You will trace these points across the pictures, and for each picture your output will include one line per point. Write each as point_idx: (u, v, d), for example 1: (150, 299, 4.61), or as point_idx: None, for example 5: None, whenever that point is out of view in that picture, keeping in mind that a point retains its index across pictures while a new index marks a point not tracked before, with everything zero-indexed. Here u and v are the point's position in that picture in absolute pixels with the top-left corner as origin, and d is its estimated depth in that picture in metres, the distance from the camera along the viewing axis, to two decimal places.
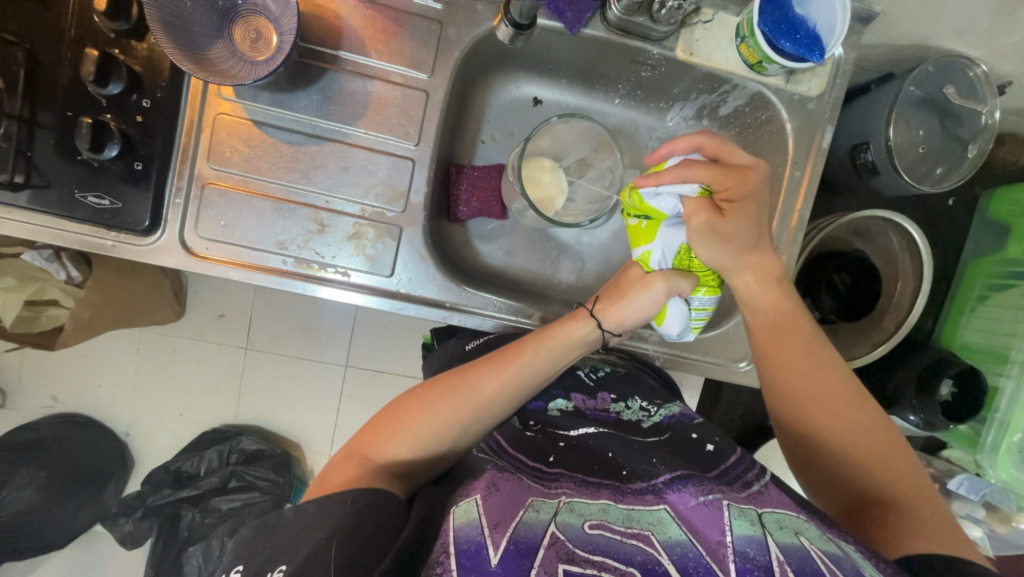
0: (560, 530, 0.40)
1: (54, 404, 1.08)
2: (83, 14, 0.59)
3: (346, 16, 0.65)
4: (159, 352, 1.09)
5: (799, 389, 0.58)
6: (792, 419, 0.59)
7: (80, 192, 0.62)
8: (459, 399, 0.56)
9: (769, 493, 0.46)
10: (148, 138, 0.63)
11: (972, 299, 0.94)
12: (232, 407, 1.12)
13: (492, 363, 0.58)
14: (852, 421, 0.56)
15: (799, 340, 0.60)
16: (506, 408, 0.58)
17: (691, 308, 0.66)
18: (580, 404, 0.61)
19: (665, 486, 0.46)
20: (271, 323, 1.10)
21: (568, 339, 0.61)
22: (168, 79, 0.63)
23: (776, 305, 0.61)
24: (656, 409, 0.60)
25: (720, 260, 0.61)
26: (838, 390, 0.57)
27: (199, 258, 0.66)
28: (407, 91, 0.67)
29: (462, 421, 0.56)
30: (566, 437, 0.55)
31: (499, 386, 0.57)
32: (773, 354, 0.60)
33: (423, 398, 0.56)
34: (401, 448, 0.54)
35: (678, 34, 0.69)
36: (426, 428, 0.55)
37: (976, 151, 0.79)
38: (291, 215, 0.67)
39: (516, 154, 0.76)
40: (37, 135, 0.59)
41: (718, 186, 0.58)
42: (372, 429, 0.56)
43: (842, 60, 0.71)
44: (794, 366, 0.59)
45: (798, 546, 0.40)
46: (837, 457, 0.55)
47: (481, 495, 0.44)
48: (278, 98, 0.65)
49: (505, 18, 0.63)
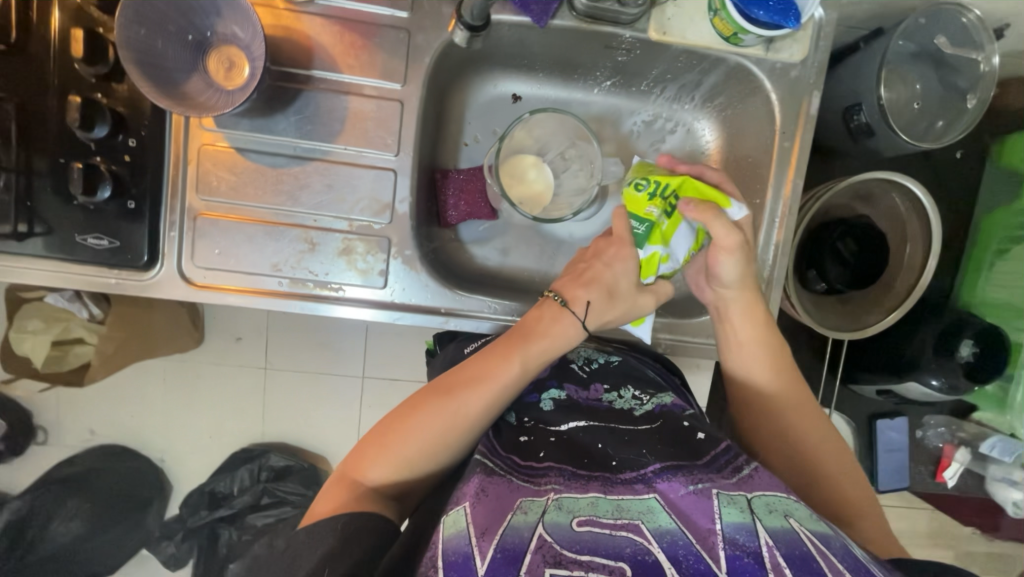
0: (547, 532, 0.40)
1: (92, 436, 1.13)
2: (64, 61, 0.61)
3: (315, 35, 0.66)
4: (179, 380, 1.12)
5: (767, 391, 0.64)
6: (760, 419, 0.64)
7: (81, 234, 0.64)
8: (443, 417, 0.54)
9: (758, 476, 0.46)
10: (139, 176, 0.65)
11: (991, 254, 0.91)
12: (257, 427, 1.15)
13: (476, 381, 0.56)
14: (810, 420, 0.63)
15: (776, 354, 0.65)
16: (496, 420, 0.57)
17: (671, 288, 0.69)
18: (572, 394, 0.59)
19: (655, 475, 0.46)
20: (286, 344, 1.13)
21: (545, 342, 0.59)
22: (151, 118, 0.64)
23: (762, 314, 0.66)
24: (648, 399, 0.58)
25: (743, 276, 0.64)
26: (800, 391, 0.64)
27: (198, 287, 0.68)
28: (382, 102, 0.68)
29: (449, 440, 0.55)
30: (557, 433, 0.54)
31: (487, 403, 0.55)
32: (758, 366, 0.65)
33: (406, 418, 0.55)
34: (390, 469, 0.54)
35: (650, 14, 0.67)
36: (416, 450, 0.54)
37: (977, 100, 0.75)
38: (282, 237, 0.68)
39: (492, 154, 0.76)
40: (35, 184, 0.62)
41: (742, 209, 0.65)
42: (357, 453, 0.55)
43: (823, 21, 0.68)
44: (767, 371, 0.65)
45: (786, 528, 0.41)
46: (795, 452, 0.62)
47: (469, 503, 0.44)
48: (258, 123, 0.67)
49: (460, 22, 0.61)
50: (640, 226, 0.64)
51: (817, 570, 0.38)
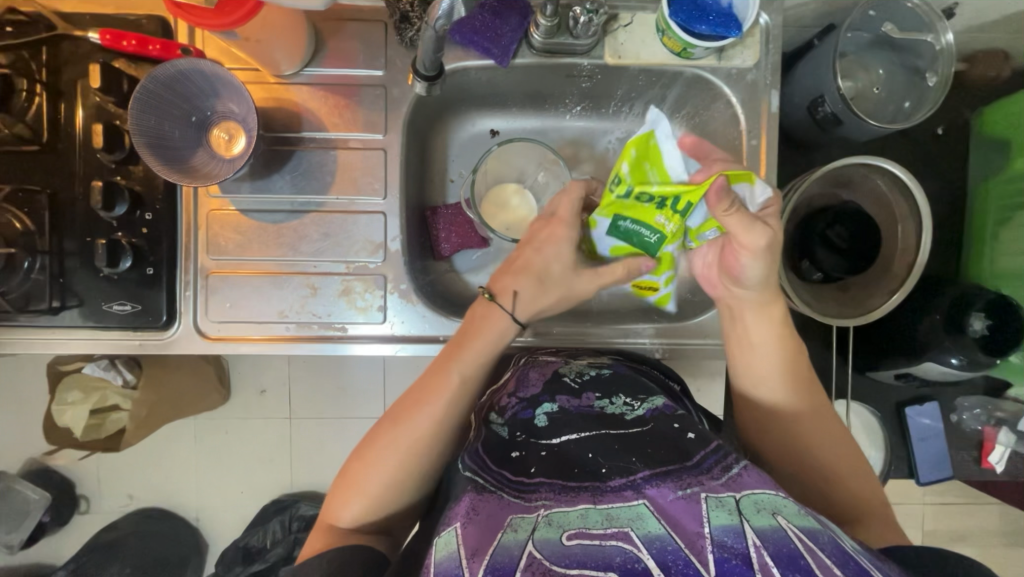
0: (537, 549, 0.41)
1: (131, 501, 1.17)
2: (88, 152, 0.69)
3: (303, 101, 0.73)
4: (206, 435, 1.17)
5: (778, 400, 0.64)
6: (771, 428, 0.64)
7: (107, 302, 0.70)
8: (393, 441, 0.59)
9: (748, 475, 0.46)
10: (155, 245, 0.71)
11: (991, 224, 0.89)
12: (286, 475, 1.18)
13: (416, 403, 0.60)
14: (823, 426, 0.62)
15: (791, 363, 0.64)
16: (445, 434, 0.60)
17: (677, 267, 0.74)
18: (564, 404, 0.59)
19: (644, 482, 0.46)
20: (309, 390, 1.17)
21: (474, 348, 0.63)
22: (163, 192, 0.71)
23: (774, 319, 0.64)
24: (639, 404, 0.58)
25: (765, 280, 0.62)
26: (812, 397, 0.64)
27: (213, 339, 0.73)
28: (367, 152, 0.74)
29: (404, 464, 0.58)
30: (548, 446, 0.54)
31: (429, 421, 0.59)
32: (773, 375, 0.64)
33: (366, 451, 0.59)
34: (360, 505, 0.58)
35: (604, 42, 0.72)
36: (377, 484, 0.58)
37: (938, 78, 0.76)
38: (287, 285, 0.73)
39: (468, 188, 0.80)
40: (67, 263, 0.69)
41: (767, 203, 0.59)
42: (332, 495, 0.60)
43: (770, 25, 0.72)
44: (778, 380, 0.64)
45: (775, 527, 0.41)
46: (808, 458, 0.61)
47: (459, 524, 0.46)
48: (258, 185, 0.73)
49: (416, 75, 0.68)
50: (652, 236, 0.67)
51: (805, 568, 0.38)
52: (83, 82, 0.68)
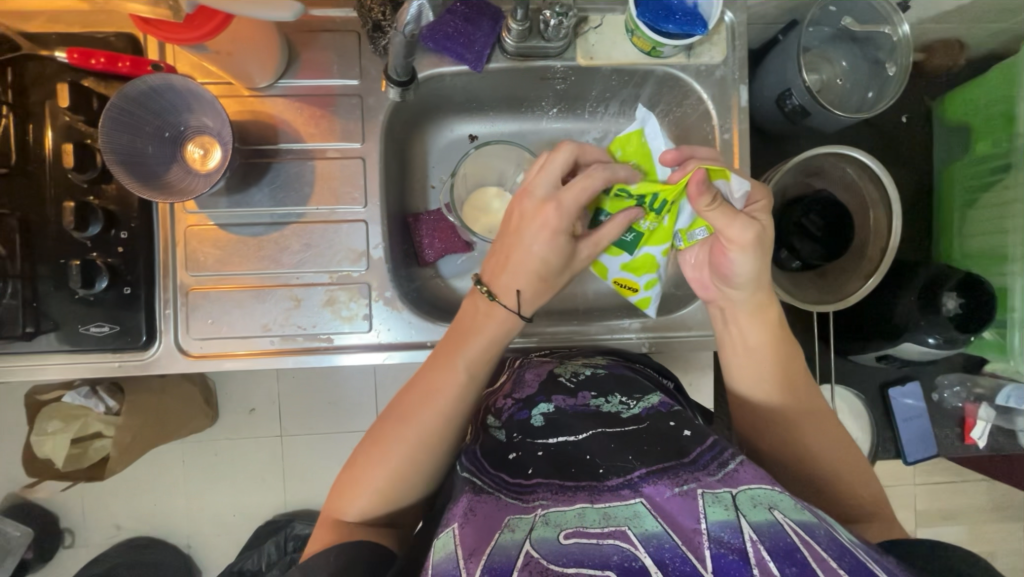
0: (534, 548, 0.41)
1: (118, 531, 1.14)
2: (59, 173, 0.68)
3: (278, 113, 0.73)
4: (194, 457, 1.14)
5: (774, 400, 0.62)
6: (766, 428, 0.62)
7: (84, 325, 0.69)
8: (398, 435, 0.57)
9: (744, 471, 0.46)
10: (132, 264, 0.70)
11: (958, 207, 0.93)
12: (280, 494, 1.16)
13: (424, 395, 0.59)
14: (819, 425, 0.61)
15: (785, 363, 0.63)
16: (454, 426, 0.59)
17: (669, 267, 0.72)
18: (560, 404, 0.57)
19: (641, 480, 0.46)
20: (299, 406, 1.15)
21: (480, 340, 0.62)
22: (138, 209, 0.70)
23: (769, 320, 0.62)
24: (635, 403, 0.57)
25: (755, 275, 0.60)
26: (810, 397, 0.62)
27: (196, 357, 0.72)
28: (346, 162, 0.73)
29: (410, 457, 0.57)
30: (545, 446, 0.53)
31: (439, 412, 0.58)
32: (767, 376, 0.62)
33: (370, 447, 0.58)
34: (365, 500, 0.56)
35: (575, 44, 0.74)
36: (385, 477, 0.56)
37: (897, 68, 0.79)
38: (269, 298, 0.72)
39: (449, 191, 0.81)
40: (41, 286, 0.68)
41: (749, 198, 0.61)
42: (335, 493, 0.58)
43: (735, 23, 0.74)
44: (774, 381, 0.62)
45: (772, 521, 0.41)
46: (802, 457, 0.60)
47: (457, 524, 0.46)
48: (236, 199, 0.72)
49: (389, 82, 0.69)
50: (627, 236, 0.70)
51: (800, 561, 0.38)
52: (52, 103, 0.67)
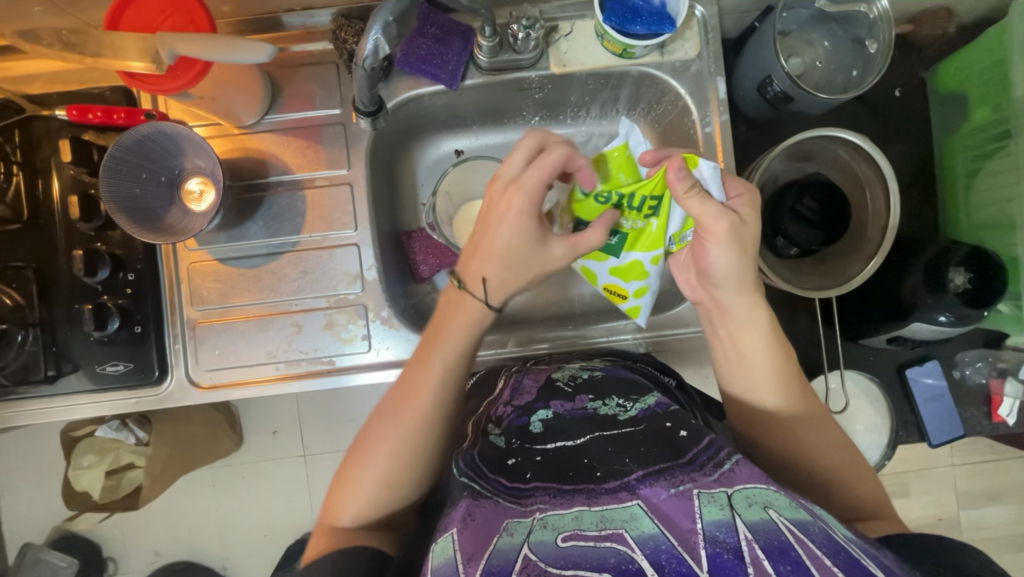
0: (532, 551, 0.41)
1: (156, 557, 1.18)
2: (68, 223, 0.71)
3: (267, 148, 0.76)
4: (218, 482, 1.18)
5: (772, 406, 0.61)
6: (766, 434, 0.61)
7: (100, 364, 0.72)
8: (380, 431, 0.58)
9: (740, 471, 0.45)
10: (140, 303, 0.73)
11: (962, 178, 0.90)
12: (307, 515, 1.19)
13: (403, 393, 0.60)
14: (821, 429, 0.60)
15: (783, 367, 0.61)
16: (435, 420, 0.59)
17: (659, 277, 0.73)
18: (558, 409, 0.58)
19: (638, 482, 0.46)
20: (320, 427, 1.18)
21: (455, 333, 0.63)
22: (143, 251, 0.73)
23: (758, 325, 0.61)
24: (631, 404, 0.57)
25: (731, 272, 0.59)
26: (808, 402, 0.61)
27: (206, 388, 0.75)
28: (334, 188, 0.76)
29: (392, 451, 0.57)
30: (543, 450, 0.53)
31: (418, 406, 0.59)
32: (766, 383, 0.61)
33: (356, 447, 0.59)
34: (354, 502, 0.56)
35: (547, 53, 0.74)
36: (370, 476, 0.57)
37: (880, 43, 0.76)
38: (272, 326, 0.75)
39: (427, 208, 0.84)
40: (59, 331, 0.71)
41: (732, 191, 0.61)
42: (328, 500, 0.58)
43: (706, 16, 0.74)
44: (770, 388, 0.61)
45: (767, 520, 0.40)
46: (804, 461, 0.59)
47: (456, 530, 0.46)
48: (233, 234, 0.75)
49: (359, 115, 0.71)
50: (612, 238, 0.72)
51: (795, 560, 0.37)
52: (57, 159, 0.71)
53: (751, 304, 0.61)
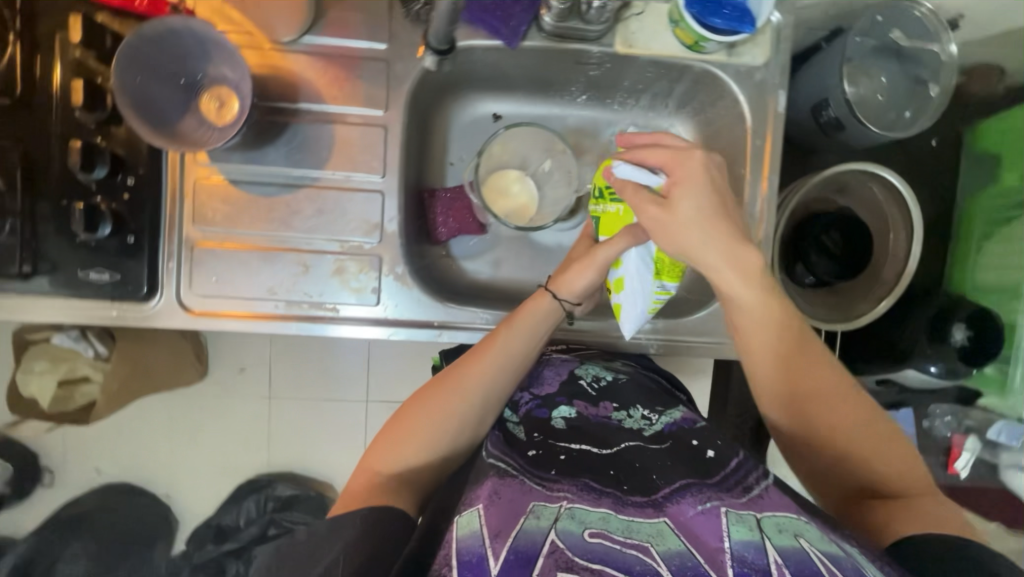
0: (559, 538, 0.43)
1: (98, 476, 1.13)
2: (65, 108, 0.64)
3: (300, 70, 0.70)
4: (182, 412, 1.14)
5: (794, 406, 0.59)
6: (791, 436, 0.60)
7: (83, 270, 0.67)
8: (452, 395, 0.58)
9: (769, 497, 0.47)
10: (138, 212, 0.67)
11: (976, 239, 0.92)
12: (262, 457, 1.16)
13: (477, 355, 0.61)
14: (844, 408, 0.57)
15: (801, 350, 0.59)
16: (506, 388, 0.61)
17: (653, 290, 0.67)
18: (582, 410, 0.60)
19: (665, 499, 0.47)
20: (290, 370, 1.14)
21: (536, 314, 0.65)
22: (148, 156, 0.67)
23: (770, 317, 0.59)
24: (657, 418, 0.59)
25: (689, 253, 0.59)
26: (837, 391, 0.58)
27: (197, 315, 0.70)
28: (366, 129, 0.71)
29: (462, 416, 0.58)
30: (567, 450, 0.54)
31: (491, 372, 0.60)
32: (783, 370, 0.59)
33: (418, 404, 0.58)
34: (405, 455, 0.56)
35: (615, 30, 0.71)
36: (434, 429, 0.57)
37: (940, 89, 0.78)
38: (277, 262, 0.71)
39: (471, 170, 0.81)
40: (40, 226, 0.65)
41: (674, 174, 0.60)
42: (375, 446, 0.57)
43: (782, 25, 0.72)
44: (783, 364, 0.59)
45: (796, 548, 0.42)
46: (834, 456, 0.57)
47: (481, 505, 0.47)
48: (250, 155, 0.70)
49: (427, 49, 0.69)
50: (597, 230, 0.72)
51: None
52: (61, 35, 0.64)
53: (758, 291, 0.59)
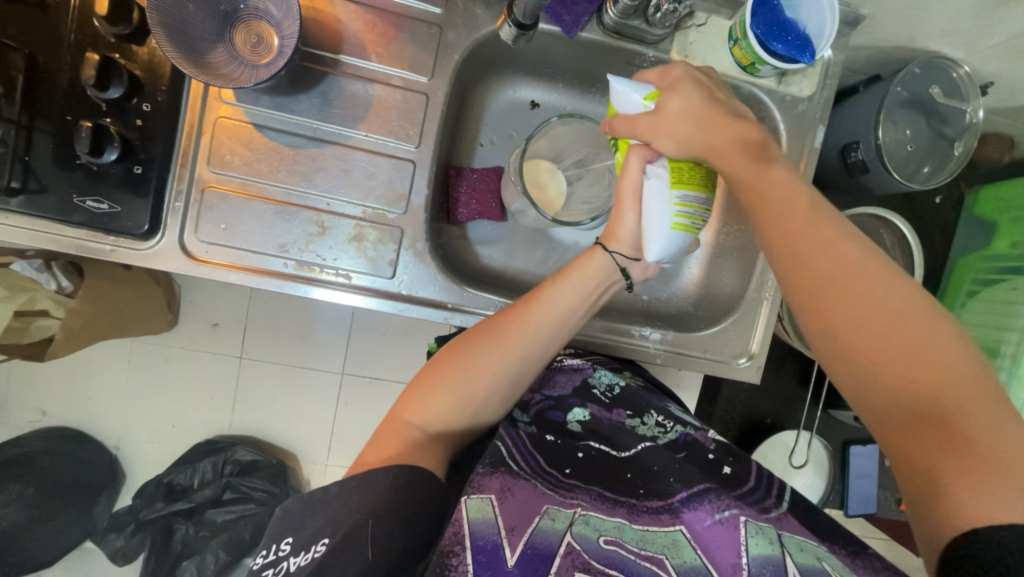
0: (576, 541, 0.44)
1: (41, 417, 1.06)
2: (84, 18, 0.59)
3: (346, 20, 0.66)
4: (152, 361, 1.07)
5: (821, 303, 0.47)
6: (830, 360, 0.47)
7: (79, 196, 0.61)
8: (493, 349, 0.59)
9: (786, 520, 0.50)
10: (148, 142, 0.63)
11: (963, 294, 0.96)
12: (225, 417, 1.11)
13: (519, 312, 0.62)
14: (879, 300, 0.45)
15: (822, 232, 0.48)
16: (541, 347, 0.61)
17: (673, 204, 0.58)
18: (596, 412, 0.63)
19: (682, 505, 0.50)
20: (268, 331, 1.09)
21: (581, 278, 0.64)
22: (168, 83, 0.62)
23: (780, 191, 0.51)
24: (671, 426, 0.62)
25: (689, 144, 0.56)
26: (890, 297, 0.45)
27: (198, 262, 0.66)
28: (407, 94, 0.68)
29: (501, 371, 0.59)
30: (584, 448, 0.58)
31: (530, 330, 0.60)
32: (799, 252, 0.48)
33: (459, 357, 0.60)
34: (438, 409, 0.58)
35: (673, 37, 0.70)
36: (469, 383, 0.58)
37: (962, 149, 0.81)
38: (292, 218, 0.67)
39: (516, 155, 0.78)
40: (36, 140, 0.59)
41: (660, 81, 0.59)
42: (408, 394, 0.59)
43: (831, 62, 0.73)
44: (799, 241, 0.49)
45: (818, 568, 0.44)
46: (890, 383, 0.43)
47: (495, 497, 0.47)
48: (279, 102, 0.66)
49: (508, 19, 0.64)
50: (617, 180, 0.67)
51: None
52: None
53: (756, 160, 0.52)
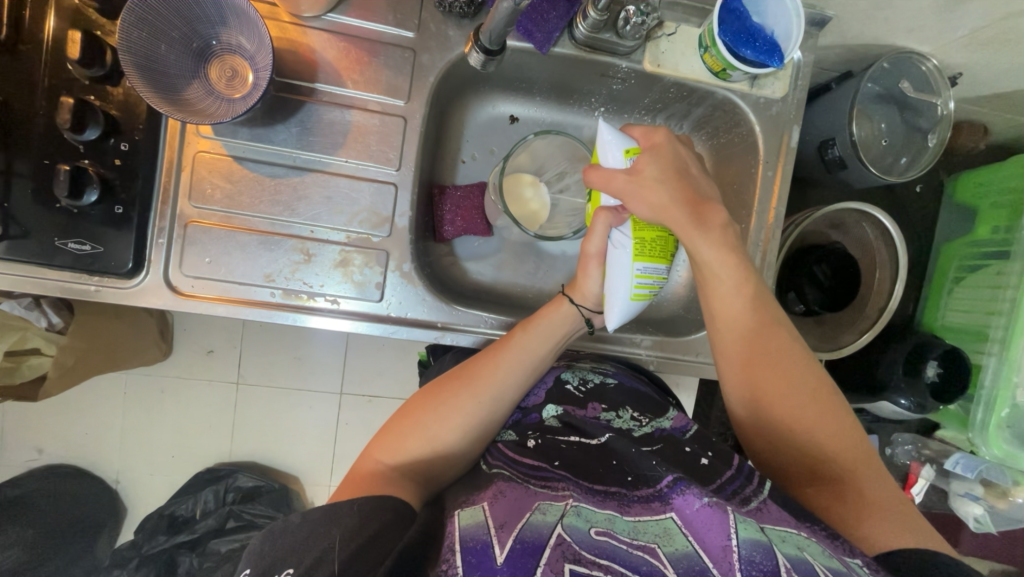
0: (567, 532, 0.44)
1: (38, 456, 1.05)
2: (58, 63, 0.60)
3: (320, 49, 0.67)
4: (147, 393, 1.07)
5: (749, 378, 0.58)
6: (753, 422, 0.58)
7: (61, 239, 0.61)
8: (465, 393, 0.60)
9: (768, 510, 0.48)
10: (128, 181, 0.63)
11: (949, 281, 0.97)
12: (225, 445, 1.10)
13: (490, 359, 0.63)
14: (789, 375, 0.57)
15: (751, 316, 0.59)
16: (512, 393, 0.62)
17: (633, 275, 0.63)
18: (569, 411, 0.63)
19: (671, 490, 0.48)
20: (262, 357, 1.08)
21: (547, 323, 0.66)
22: (145, 122, 0.63)
23: (730, 275, 0.60)
24: (647, 421, 0.62)
25: (662, 212, 0.60)
26: (803, 373, 0.57)
27: (185, 297, 0.66)
28: (385, 118, 0.68)
29: (473, 416, 0.60)
30: (567, 441, 0.58)
31: (501, 376, 0.62)
32: (731, 335, 0.60)
33: (431, 398, 0.60)
34: (407, 449, 0.57)
35: (644, 47, 0.71)
36: (441, 427, 0.58)
37: (936, 139, 0.82)
38: (277, 247, 0.67)
39: (496, 172, 0.79)
40: (14, 185, 0.59)
41: (642, 141, 0.63)
42: (382, 433, 0.59)
43: (802, 63, 0.74)
44: (736, 323, 0.60)
45: (802, 558, 0.43)
46: (797, 445, 0.55)
47: (487, 503, 0.49)
48: (258, 133, 0.66)
49: (476, 44, 0.64)
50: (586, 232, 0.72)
51: None
52: None
53: (718, 239, 0.60)
